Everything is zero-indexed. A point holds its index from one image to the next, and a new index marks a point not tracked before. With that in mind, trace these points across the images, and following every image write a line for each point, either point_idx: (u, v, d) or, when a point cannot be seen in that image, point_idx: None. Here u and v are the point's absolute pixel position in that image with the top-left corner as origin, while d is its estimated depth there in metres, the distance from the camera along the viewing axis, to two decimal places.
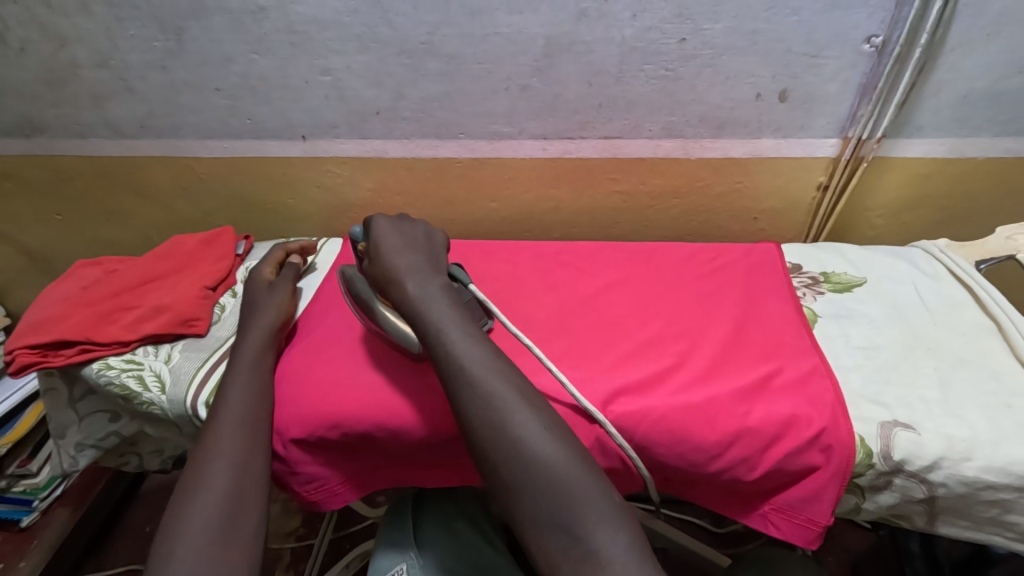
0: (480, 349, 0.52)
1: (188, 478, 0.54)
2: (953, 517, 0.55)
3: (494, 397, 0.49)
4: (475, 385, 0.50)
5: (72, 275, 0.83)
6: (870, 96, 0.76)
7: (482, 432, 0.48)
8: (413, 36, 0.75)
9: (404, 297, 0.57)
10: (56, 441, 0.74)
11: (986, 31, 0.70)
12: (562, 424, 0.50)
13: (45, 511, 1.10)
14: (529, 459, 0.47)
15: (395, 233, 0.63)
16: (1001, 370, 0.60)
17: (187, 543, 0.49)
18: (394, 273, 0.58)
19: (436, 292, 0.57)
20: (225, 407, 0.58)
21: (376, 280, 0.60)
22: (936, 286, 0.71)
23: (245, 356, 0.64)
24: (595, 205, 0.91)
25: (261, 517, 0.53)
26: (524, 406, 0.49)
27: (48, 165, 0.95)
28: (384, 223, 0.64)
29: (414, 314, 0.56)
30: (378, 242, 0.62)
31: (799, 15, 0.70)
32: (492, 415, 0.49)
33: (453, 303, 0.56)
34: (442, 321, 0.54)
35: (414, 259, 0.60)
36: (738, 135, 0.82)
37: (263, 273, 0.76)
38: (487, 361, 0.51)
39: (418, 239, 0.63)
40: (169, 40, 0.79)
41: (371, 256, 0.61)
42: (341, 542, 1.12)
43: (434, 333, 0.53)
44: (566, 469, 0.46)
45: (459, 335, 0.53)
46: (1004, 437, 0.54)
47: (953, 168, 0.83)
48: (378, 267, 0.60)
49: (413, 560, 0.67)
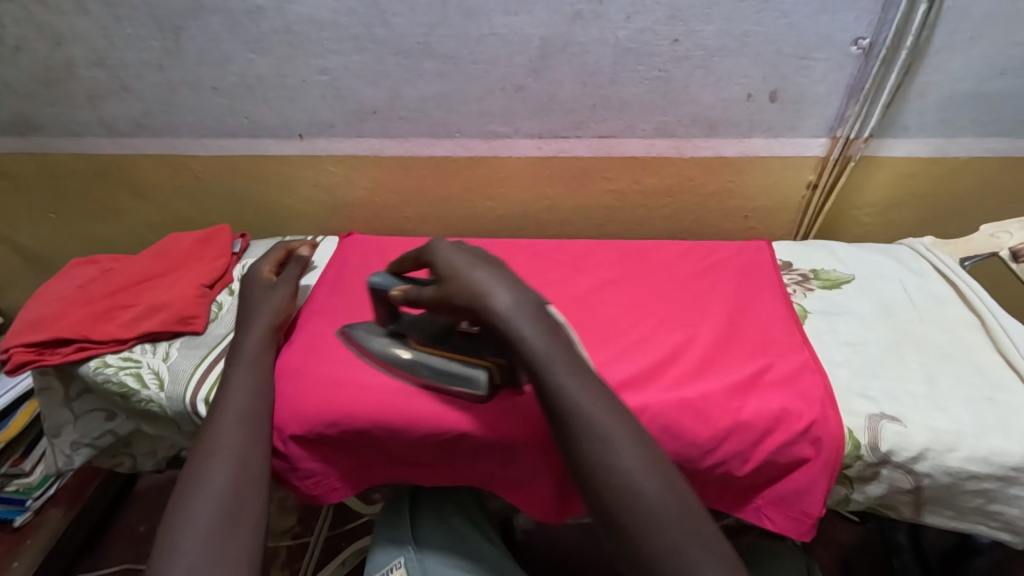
0: (592, 391, 0.49)
1: (190, 472, 0.54)
2: (938, 506, 0.57)
3: (611, 445, 0.46)
4: (588, 429, 0.47)
5: (68, 274, 0.83)
6: (858, 97, 0.78)
7: (595, 480, 0.46)
8: (410, 36, 0.76)
9: (497, 313, 0.51)
10: (51, 440, 0.74)
11: (970, 33, 0.72)
12: (675, 471, 0.47)
13: (38, 510, 1.10)
14: (644, 513, 0.44)
15: (460, 250, 0.58)
16: (984, 364, 0.62)
17: (189, 536, 0.49)
18: (478, 295, 0.52)
19: (532, 310, 0.52)
20: (227, 404, 0.59)
21: (455, 298, 0.53)
22: (922, 282, 0.73)
23: (246, 353, 0.64)
24: (589, 204, 0.92)
25: (262, 510, 0.54)
26: (639, 454, 0.46)
27: (41, 163, 0.95)
28: (444, 242, 0.59)
29: (510, 334, 0.50)
30: (448, 258, 0.56)
31: (789, 17, 0.72)
32: (605, 461, 0.46)
33: (548, 326, 0.51)
34: (549, 353, 0.49)
35: (496, 272, 0.54)
36: (730, 135, 0.83)
37: (262, 271, 0.76)
38: (601, 404, 0.48)
39: (487, 256, 0.57)
40: (166, 39, 0.79)
41: (443, 274, 0.55)
42: (336, 540, 1.12)
43: (537, 361, 0.49)
44: (682, 528, 0.43)
45: (569, 372, 0.49)
46: (987, 428, 0.55)
47: (938, 167, 0.85)
48: (458, 288, 0.54)
49: (410, 554, 0.68)
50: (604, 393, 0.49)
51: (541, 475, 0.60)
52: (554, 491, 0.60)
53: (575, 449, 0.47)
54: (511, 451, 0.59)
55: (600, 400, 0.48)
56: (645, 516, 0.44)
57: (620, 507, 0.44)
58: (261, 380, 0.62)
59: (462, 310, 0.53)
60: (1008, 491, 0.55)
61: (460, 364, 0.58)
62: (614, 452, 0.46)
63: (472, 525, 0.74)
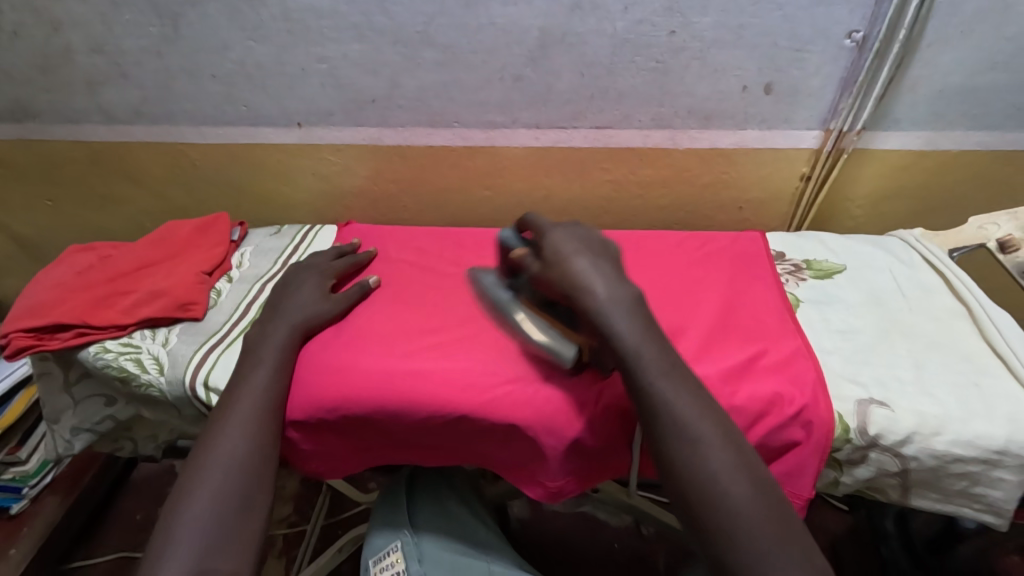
0: (688, 393, 0.51)
1: (201, 451, 0.56)
2: (924, 489, 0.59)
3: (701, 444, 0.49)
4: (681, 428, 0.49)
5: (66, 261, 0.83)
6: (851, 90, 0.79)
7: (681, 477, 0.48)
8: (409, 25, 0.76)
9: (593, 303, 0.55)
10: (50, 426, 0.75)
11: (961, 27, 0.73)
12: (765, 476, 0.49)
13: (34, 499, 1.08)
14: (729, 509, 0.46)
15: (573, 236, 0.62)
16: (970, 351, 0.63)
17: (197, 510, 0.52)
18: (580, 278, 0.56)
19: (626, 304, 0.55)
20: (244, 385, 0.60)
21: (555, 282, 0.58)
22: (911, 273, 0.75)
23: (257, 338, 0.65)
24: (586, 194, 0.93)
25: (268, 494, 0.55)
26: (728, 456, 0.48)
27: (38, 150, 0.94)
28: (559, 227, 0.63)
29: (601, 325, 0.54)
30: (555, 244, 0.60)
31: (784, 10, 0.73)
32: (692, 458, 0.48)
33: (641, 321, 0.54)
34: (645, 352, 0.52)
35: (596, 264, 0.58)
36: (725, 127, 0.84)
37: (331, 265, 0.76)
38: (695, 405, 0.51)
39: (596, 246, 0.61)
40: (164, 25, 0.79)
41: (550, 256, 0.60)
42: (333, 528, 1.13)
43: (630, 355, 0.52)
44: (766, 532, 0.45)
45: (664, 374, 0.52)
46: (971, 413, 0.57)
47: (930, 160, 0.86)
48: (562, 269, 0.58)
49: (407, 538, 0.69)
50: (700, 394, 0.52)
51: (538, 458, 0.61)
52: (551, 474, 0.60)
53: (663, 445, 0.50)
54: (511, 434, 0.60)
55: (693, 403, 0.51)
56: (732, 514, 0.46)
57: (704, 502, 0.47)
58: (274, 360, 0.62)
59: (561, 294, 0.58)
60: (990, 474, 0.56)
61: (556, 335, 0.60)
62: (702, 453, 0.48)
63: (467, 510, 0.75)
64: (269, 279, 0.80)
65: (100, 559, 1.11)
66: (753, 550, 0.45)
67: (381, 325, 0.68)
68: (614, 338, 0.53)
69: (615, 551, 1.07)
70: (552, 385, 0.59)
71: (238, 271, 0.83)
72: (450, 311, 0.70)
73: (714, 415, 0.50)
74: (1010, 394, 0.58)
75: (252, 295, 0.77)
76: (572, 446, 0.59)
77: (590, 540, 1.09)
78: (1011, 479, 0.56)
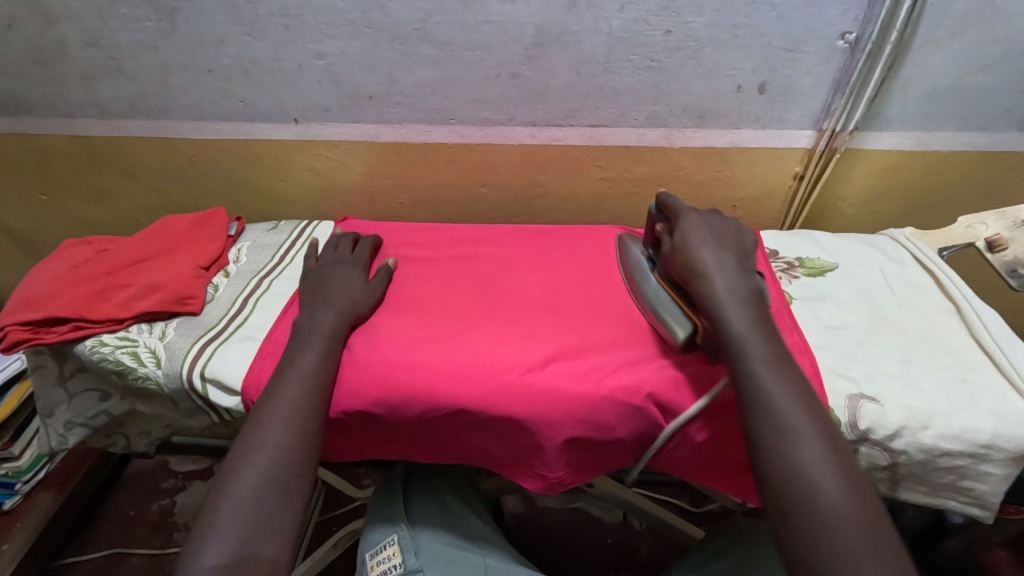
0: (788, 385, 0.52)
1: (251, 427, 0.57)
2: (913, 483, 0.60)
3: (795, 434, 0.50)
4: (776, 416, 0.51)
5: (61, 254, 0.83)
6: (843, 90, 0.80)
7: (770, 464, 0.49)
8: (407, 22, 0.77)
9: (711, 292, 0.58)
10: (44, 420, 0.74)
11: (951, 29, 0.75)
12: (863, 481, 0.48)
13: (27, 495, 1.07)
14: (817, 503, 0.47)
15: (707, 227, 0.65)
16: (956, 347, 0.64)
17: (243, 489, 0.54)
18: (701, 267, 0.60)
19: (742, 297, 0.58)
20: (293, 367, 0.60)
21: (679, 269, 0.62)
22: (901, 270, 0.76)
23: (307, 324, 0.65)
24: (581, 192, 0.93)
25: (310, 480, 0.57)
26: (822, 451, 0.49)
27: (32, 143, 0.94)
28: (696, 217, 0.66)
29: (716, 312, 0.57)
30: (686, 233, 0.64)
31: (778, 10, 0.73)
32: (787, 448, 0.49)
33: (756, 313, 0.57)
34: (747, 340, 0.55)
35: (721, 258, 0.61)
36: (720, 126, 0.85)
37: (356, 254, 0.76)
38: (794, 398, 0.52)
39: (729, 237, 0.65)
40: (162, 20, 0.79)
41: (677, 243, 0.64)
42: (327, 523, 1.14)
43: (736, 341, 0.55)
44: (855, 531, 0.45)
45: (768, 366, 0.53)
46: (957, 407, 0.58)
47: (920, 160, 0.88)
48: (687, 257, 0.62)
49: (403, 532, 0.68)
50: (800, 389, 0.52)
51: (537, 451, 0.62)
52: (549, 467, 0.62)
53: (756, 432, 0.51)
54: (511, 426, 0.60)
55: (791, 395, 0.52)
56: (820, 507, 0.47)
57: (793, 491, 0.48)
58: (322, 348, 0.62)
59: (682, 281, 0.61)
60: (978, 468, 0.57)
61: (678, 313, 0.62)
62: (796, 442, 0.49)
63: (463, 505, 0.75)
64: (267, 274, 0.80)
65: (92, 555, 1.11)
66: (835, 543, 0.45)
67: (383, 319, 0.69)
68: (723, 325, 0.56)
69: (608, 546, 1.08)
70: (553, 379, 0.60)
71: (235, 266, 0.83)
72: (446, 307, 0.71)
73: (811, 410, 0.51)
74: (996, 389, 0.59)
75: (249, 290, 0.77)
76: (570, 440, 0.60)
77: (584, 534, 1.10)
78: (998, 473, 0.57)
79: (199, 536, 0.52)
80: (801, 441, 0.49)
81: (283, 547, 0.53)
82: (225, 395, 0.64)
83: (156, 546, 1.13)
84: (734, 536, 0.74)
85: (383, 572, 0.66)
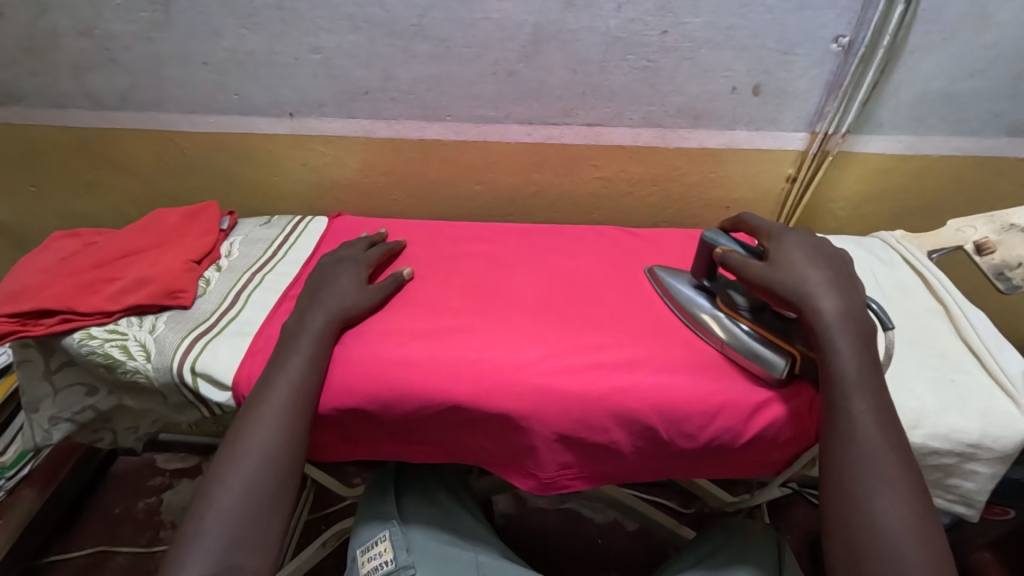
0: (907, 495, 0.50)
1: (239, 430, 0.57)
2: None
3: (883, 477, 0.50)
4: (869, 458, 0.51)
5: (47, 247, 0.82)
6: (836, 93, 0.81)
7: (847, 494, 0.51)
8: (404, 17, 0.76)
9: (817, 316, 0.56)
10: (30, 415, 0.72)
11: (942, 35, 0.75)
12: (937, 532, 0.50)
13: (12, 491, 1.01)
14: (886, 541, 0.48)
15: (805, 248, 0.62)
16: (945, 348, 0.65)
17: (225, 494, 0.54)
18: (807, 288, 0.57)
19: (852, 325, 0.55)
20: (280, 372, 0.59)
21: (778, 289, 0.58)
22: (891, 271, 0.77)
23: (294, 328, 0.64)
24: (577, 190, 0.94)
25: (296, 486, 0.57)
26: (907, 499, 0.50)
27: (21, 134, 0.93)
28: (792, 237, 0.64)
29: (822, 339, 0.55)
30: (787, 253, 0.61)
31: (773, 13, 0.74)
32: (873, 489, 0.50)
33: (863, 343, 0.55)
34: (866, 423, 0.52)
35: (830, 278, 0.59)
36: (714, 127, 0.85)
37: (366, 256, 0.75)
38: (885, 439, 0.52)
39: (833, 256, 0.62)
40: (156, 11, 0.78)
41: (776, 260, 0.61)
42: (316, 523, 1.14)
43: (840, 373, 0.54)
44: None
45: (863, 411, 0.52)
46: (946, 407, 0.59)
47: (909, 165, 0.89)
48: (793, 276, 0.59)
49: (394, 528, 0.68)
50: (914, 487, 0.50)
51: (532, 453, 0.62)
52: (542, 467, 0.62)
53: (841, 463, 0.52)
54: (507, 426, 0.60)
55: (887, 442, 0.52)
56: (891, 553, 0.48)
57: (866, 536, 0.49)
58: (311, 350, 0.61)
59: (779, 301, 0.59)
60: (965, 466, 0.58)
61: (766, 343, 0.61)
62: (882, 486, 0.50)
63: (453, 500, 0.76)
64: (258, 269, 0.79)
65: (75, 555, 1.10)
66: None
67: (385, 318, 0.68)
68: (833, 356, 0.54)
69: (598, 547, 1.08)
70: (548, 379, 0.60)
71: (227, 260, 0.82)
72: (439, 306, 0.70)
73: (897, 458, 0.51)
74: (983, 389, 0.60)
75: (242, 285, 0.76)
76: (560, 439, 0.60)
77: (573, 535, 1.10)
78: (985, 471, 0.58)
79: (183, 542, 0.52)
80: (886, 484, 0.50)
81: (267, 554, 0.53)
82: (216, 390, 0.64)
83: (142, 545, 1.12)
84: (722, 536, 0.74)
85: (375, 568, 0.66)
